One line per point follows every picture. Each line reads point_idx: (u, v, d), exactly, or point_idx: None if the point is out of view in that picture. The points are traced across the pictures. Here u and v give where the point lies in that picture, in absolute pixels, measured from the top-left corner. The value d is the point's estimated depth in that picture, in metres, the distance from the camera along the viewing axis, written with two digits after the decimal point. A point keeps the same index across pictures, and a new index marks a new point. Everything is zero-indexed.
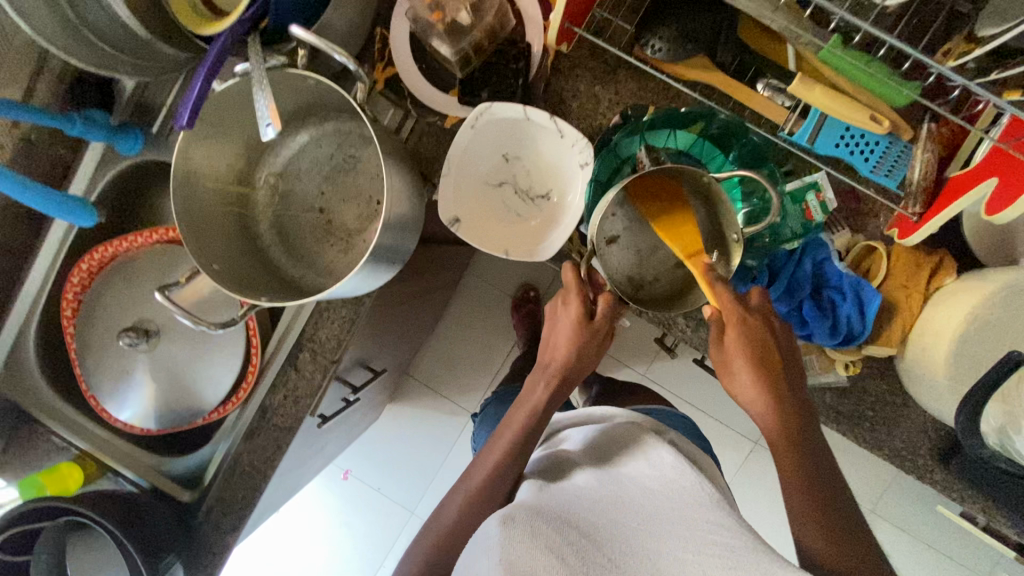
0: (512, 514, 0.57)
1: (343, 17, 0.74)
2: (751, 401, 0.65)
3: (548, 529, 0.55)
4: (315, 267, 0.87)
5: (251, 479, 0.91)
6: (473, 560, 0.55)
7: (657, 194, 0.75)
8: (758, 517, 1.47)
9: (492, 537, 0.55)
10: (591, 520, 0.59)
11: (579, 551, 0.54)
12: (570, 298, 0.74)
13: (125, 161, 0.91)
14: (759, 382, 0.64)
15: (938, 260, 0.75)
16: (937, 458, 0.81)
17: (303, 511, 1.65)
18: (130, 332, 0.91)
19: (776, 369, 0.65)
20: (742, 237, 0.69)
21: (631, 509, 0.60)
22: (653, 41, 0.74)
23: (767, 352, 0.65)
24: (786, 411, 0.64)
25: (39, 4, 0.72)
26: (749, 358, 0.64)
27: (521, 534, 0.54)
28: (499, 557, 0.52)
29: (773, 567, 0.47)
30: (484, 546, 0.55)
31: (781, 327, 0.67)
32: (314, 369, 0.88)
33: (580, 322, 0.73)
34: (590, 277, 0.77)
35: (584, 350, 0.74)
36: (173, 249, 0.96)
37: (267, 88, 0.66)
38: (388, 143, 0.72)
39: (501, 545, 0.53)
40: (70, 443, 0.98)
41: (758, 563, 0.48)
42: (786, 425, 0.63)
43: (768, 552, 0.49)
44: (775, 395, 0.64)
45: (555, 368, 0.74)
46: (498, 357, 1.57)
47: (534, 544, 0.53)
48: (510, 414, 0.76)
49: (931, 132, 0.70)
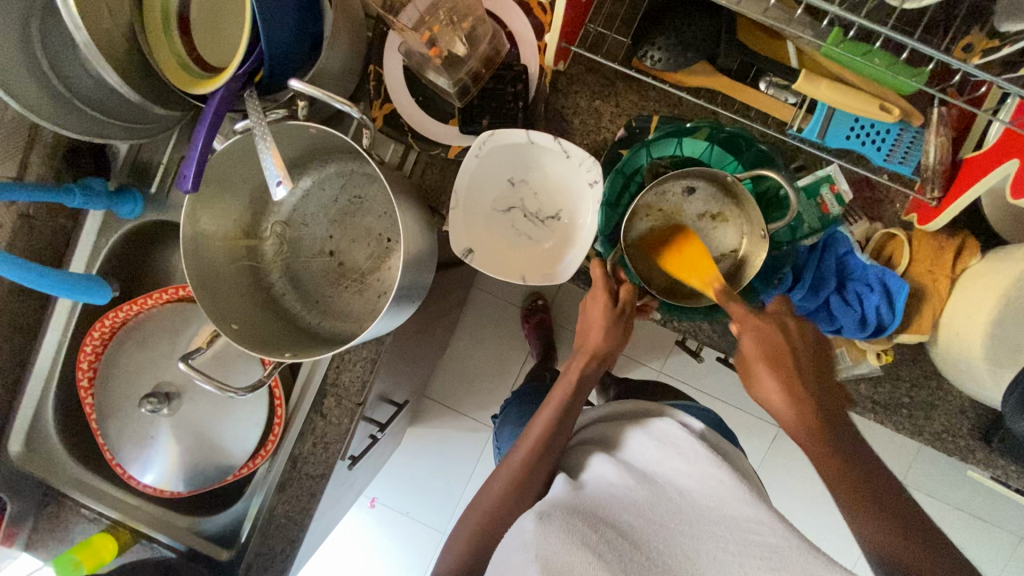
0: (546, 511, 0.57)
1: (337, 58, 0.73)
2: (773, 402, 0.62)
3: (584, 525, 0.55)
4: (331, 311, 0.85)
5: (288, 531, 0.89)
6: (510, 555, 0.55)
7: (663, 240, 0.76)
8: (792, 502, 1.46)
9: (528, 532, 0.55)
10: (627, 518, 0.58)
11: (618, 549, 0.54)
12: (594, 292, 0.73)
13: (128, 224, 0.89)
14: (780, 380, 0.61)
15: (960, 241, 0.75)
16: (979, 436, 0.80)
17: (337, 546, 1.64)
18: (150, 400, 0.89)
19: (793, 364, 0.62)
20: (768, 233, 0.70)
21: (668, 506, 0.60)
22: (651, 52, 0.73)
23: (783, 350, 0.63)
24: (804, 404, 0.60)
25: (27, 81, 0.70)
26: (763, 355, 0.63)
27: (557, 531, 0.54)
28: (534, 552, 0.52)
29: (816, 568, 0.49)
30: (520, 541, 0.55)
31: (801, 330, 0.65)
32: (341, 414, 0.87)
33: (607, 311, 0.72)
34: (613, 270, 0.76)
35: (614, 335, 0.72)
36: (186, 307, 0.94)
37: (271, 142, 0.65)
38: (398, 183, 0.71)
39: (535, 541, 0.53)
40: (101, 514, 0.96)
41: (800, 563, 0.50)
42: (809, 418, 0.60)
43: (813, 552, 0.50)
44: (797, 395, 0.61)
45: (586, 349, 0.73)
46: (514, 371, 1.56)
47: (571, 540, 0.53)
48: (533, 423, 0.73)
49: (942, 115, 0.70)
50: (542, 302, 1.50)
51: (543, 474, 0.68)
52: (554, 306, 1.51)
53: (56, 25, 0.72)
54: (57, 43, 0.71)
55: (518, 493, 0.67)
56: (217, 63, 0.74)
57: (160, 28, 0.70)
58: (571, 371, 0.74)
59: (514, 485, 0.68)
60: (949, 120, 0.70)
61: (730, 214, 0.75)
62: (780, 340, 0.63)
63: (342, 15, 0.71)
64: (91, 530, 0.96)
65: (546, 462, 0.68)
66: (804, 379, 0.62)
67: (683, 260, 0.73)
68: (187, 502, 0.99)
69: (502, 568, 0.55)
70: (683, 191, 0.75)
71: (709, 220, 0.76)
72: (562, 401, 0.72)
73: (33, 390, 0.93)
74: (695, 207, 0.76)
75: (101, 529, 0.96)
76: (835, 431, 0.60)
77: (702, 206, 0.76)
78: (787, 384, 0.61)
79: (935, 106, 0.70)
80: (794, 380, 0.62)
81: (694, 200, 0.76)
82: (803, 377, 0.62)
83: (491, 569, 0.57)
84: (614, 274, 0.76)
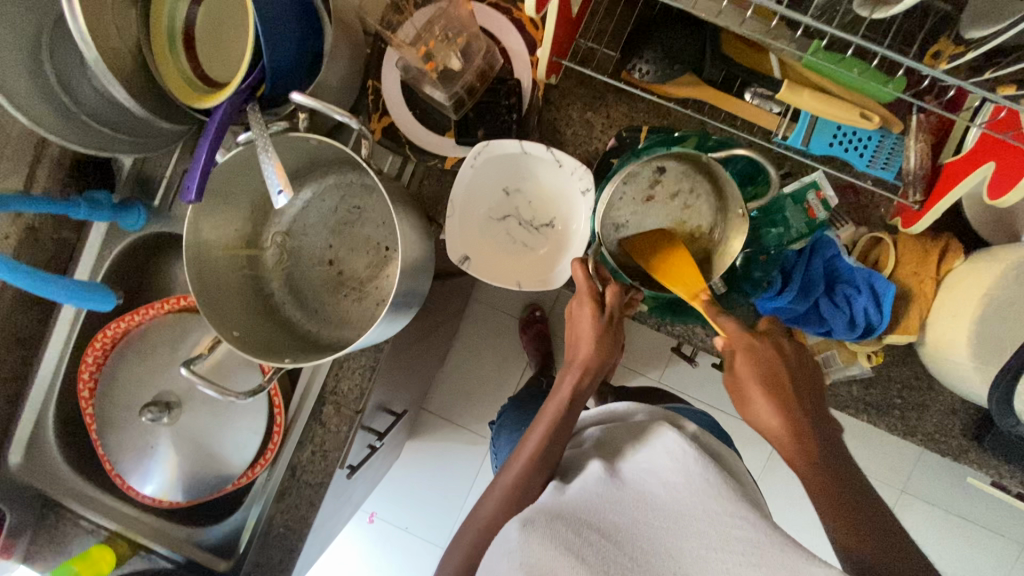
0: (530, 518, 0.59)
1: (337, 73, 0.76)
2: (767, 424, 0.61)
3: (567, 531, 0.57)
4: (331, 319, 0.87)
5: (287, 540, 0.89)
6: (496, 563, 0.57)
7: (655, 246, 0.77)
8: (792, 511, 1.46)
9: (513, 541, 0.57)
10: (612, 519, 0.60)
11: (601, 551, 0.56)
12: (582, 299, 0.74)
13: (131, 236, 0.91)
14: (773, 403, 0.61)
15: (944, 244, 0.76)
16: (970, 437, 0.81)
17: (336, 561, 1.63)
18: (151, 408, 0.91)
19: (790, 387, 0.62)
20: (746, 213, 0.70)
21: (652, 505, 0.61)
22: (638, 65, 0.76)
23: (779, 373, 0.62)
24: (802, 432, 0.60)
25: (35, 96, 0.72)
26: (758, 377, 0.62)
27: (541, 538, 0.56)
28: (519, 561, 0.54)
29: (797, 561, 0.51)
30: (506, 549, 0.57)
31: (796, 351, 0.65)
32: (339, 422, 0.87)
33: (594, 321, 0.73)
34: (596, 269, 0.76)
35: (602, 343, 0.73)
36: (186, 317, 0.95)
37: (273, 153, 0.67)
38: (396, 192, 0.73)
39: (519, 549, 0.55)
40: (100, 525, 0.96)
41: (783, 561, 0.51)
42: (813, 445, 0.59)
43: (794, 546, 0.52)
44: (795, 420, 0.60)
45: (578, 362, 0.73)
46: (512, 382, 1.56)
47: (555, 547, 0.55)
48: (530, 429, 0.74)
49: (921, 123, 0.72)
50: (540, 312, 1.51)
51: (538, 476, 0.69)
52: (552, 316, 1.52)
53: (65, 43, 0.75)
54: (66, 62, 0.74)
55: (514, 495, 0.68)
56: (221, 79, 0.76)
57: (166, 46, 0.72)
58: (564, 385, 0.74)
59: (509, 487, 0.69)
60: (928, 127, 0.72)
61: (700, 191, 0.78)
62: (775, 361, 0.63)
63: (341, 32, 0.74)
64: (90, 541, 0.96)
65: (540, 463, 0.70)
66: (798, 400, 0.62)
67: (672, 270, 0.73)
68: (186, 513, 0.99)
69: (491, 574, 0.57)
70: (653, 173, 0.77)
71: (689, 194, 0.78)
72: (553, 414, 0.73)
73: (34, 401, 0.94)
74: (666, 187, 0.78)
75: (98, 541, 0.96)
76: (826, 448, 0.60)
77: (672, 185, 0.78)
78: (783, 405, 0.61)
79: (913, 114, 0.72)
80: (788, 404, 0.61)
81: (664, 181, 0.78)
82: (798, 401, 0.62)
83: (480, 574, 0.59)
84: (598, 273, 0.76)
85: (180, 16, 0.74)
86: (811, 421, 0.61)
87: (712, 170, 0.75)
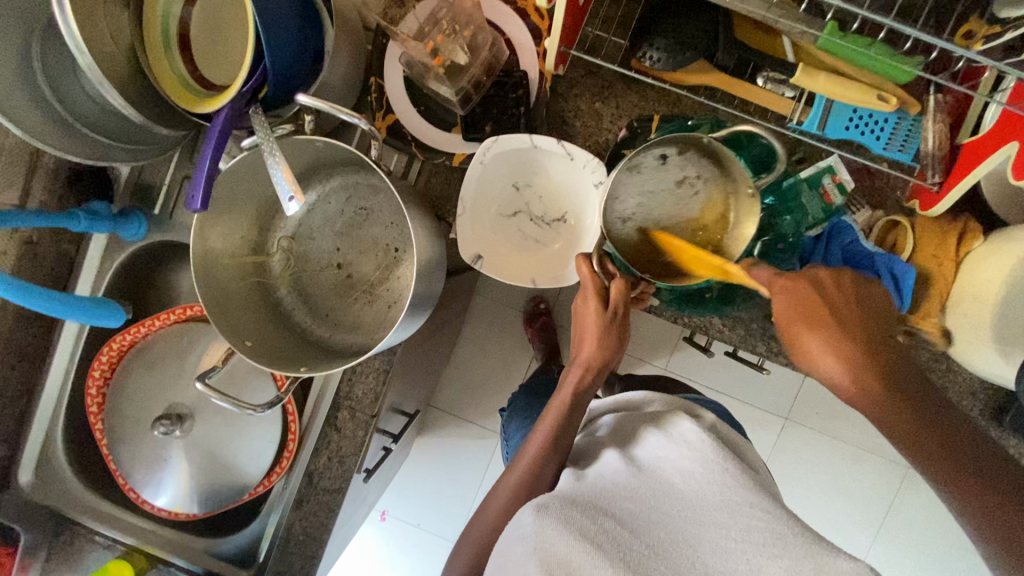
0: (545, 503, 0.58)
1: (340, 71, 0.73)
2: (830, 381, 0.57)
3: (583, 517, 0.56)
4: (340, 323, 0.85)
5: (307, 548, 0.88)
6: (510, 547, 0.56)
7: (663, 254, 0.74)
8: (801, 491, 1.47)
9: (526, 525, 0.56)
10: (626, 506, 0.59)
11: (616, 539, 0.55)
12: (586, 294, 0.71)
13: (130, 247, 0.89)
14: (828, 344, 0.56)
15: (964, 225, 0.76)
16: (990, 418, 0.81)
17: (352, 560, 1.63)
18: (164, 420, 0.89)
19: (844, 326, 0.57)
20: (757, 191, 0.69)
21: (670, 494, 0.60)
22: (649, 52, 0.75)
23: (818, 306, 0.58)
24: (862, 371, 0.55)
25: (28, 106, 0.69)
26: (800, 316, 0.58)
27: (555, 523, 0.55)
28: (533, 549, 0.53)
29: (820, 554, 0.50)
30: (520, 533, 0.56)
31: (859, 286, 0.59)
32: (355, 426, 0.86)
33: (598, 318, 0.70)
34: (602, 262, 0.74)
35: (604, 343, 0.71)
36: (193, 327, 0.94)
37: (279, 156, 0.65)
38: (408, 192, 0.71)
39: (534, 535, 0.54)
40: (116, 541, 0.95)
41: (804, 551, 0.51)
42: (873, 388, 0.54)
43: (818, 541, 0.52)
44: (854, 363, 0.55)
45: (582, 360, 0.72)
46: (518, 376, 1.55)
47: (568, 531, 0.54)
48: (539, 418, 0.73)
49: (938, 103, 0.71)
50: (545, 305, 1.49)
51: (559, 474, 0.69)
52: (556, 309, 1.51)
53: (57, 51, 0.72)
54: (59, 70, 0.72)
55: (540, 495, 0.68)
56: (220, 82, 0.74)
57: (160, 49, 0.70)
58: (569, 382, 0.73)
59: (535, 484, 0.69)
60: (944, 107, 0.72)
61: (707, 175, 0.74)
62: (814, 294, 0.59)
63: (343, 29, 0.72)
64: (106, 557, 0.95)
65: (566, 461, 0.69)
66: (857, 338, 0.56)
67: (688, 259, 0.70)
68: (202, 523, 0.98)
69: (506, 562, 0.56)
70: (655, 161, 0.73)
71: (694, 180, 0.74)
72: (564, 414, 0.71)
73: (42, 419, 0.92)
74: (670, 174, 0.74)
75: (116, 556, 0.94)
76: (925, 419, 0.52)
77: (677, 172, 0.74)
78: (838, 343, 0.56)
79: (931, 95, 0.71)
80: (847, 342, 0.56)
81: (669, 168, 0.74)
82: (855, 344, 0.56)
83: (494, 564, 0.58)
84: (603, 267, 0.74)
85: (174, 17, 0.71)
86: (876, 357, 0.55)
87: (716, 152, 0.71)
